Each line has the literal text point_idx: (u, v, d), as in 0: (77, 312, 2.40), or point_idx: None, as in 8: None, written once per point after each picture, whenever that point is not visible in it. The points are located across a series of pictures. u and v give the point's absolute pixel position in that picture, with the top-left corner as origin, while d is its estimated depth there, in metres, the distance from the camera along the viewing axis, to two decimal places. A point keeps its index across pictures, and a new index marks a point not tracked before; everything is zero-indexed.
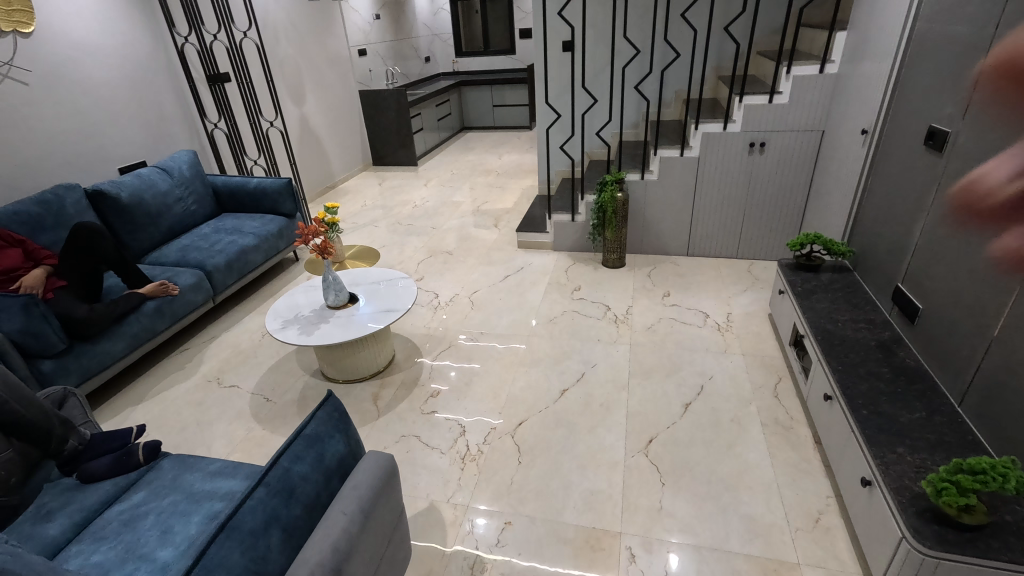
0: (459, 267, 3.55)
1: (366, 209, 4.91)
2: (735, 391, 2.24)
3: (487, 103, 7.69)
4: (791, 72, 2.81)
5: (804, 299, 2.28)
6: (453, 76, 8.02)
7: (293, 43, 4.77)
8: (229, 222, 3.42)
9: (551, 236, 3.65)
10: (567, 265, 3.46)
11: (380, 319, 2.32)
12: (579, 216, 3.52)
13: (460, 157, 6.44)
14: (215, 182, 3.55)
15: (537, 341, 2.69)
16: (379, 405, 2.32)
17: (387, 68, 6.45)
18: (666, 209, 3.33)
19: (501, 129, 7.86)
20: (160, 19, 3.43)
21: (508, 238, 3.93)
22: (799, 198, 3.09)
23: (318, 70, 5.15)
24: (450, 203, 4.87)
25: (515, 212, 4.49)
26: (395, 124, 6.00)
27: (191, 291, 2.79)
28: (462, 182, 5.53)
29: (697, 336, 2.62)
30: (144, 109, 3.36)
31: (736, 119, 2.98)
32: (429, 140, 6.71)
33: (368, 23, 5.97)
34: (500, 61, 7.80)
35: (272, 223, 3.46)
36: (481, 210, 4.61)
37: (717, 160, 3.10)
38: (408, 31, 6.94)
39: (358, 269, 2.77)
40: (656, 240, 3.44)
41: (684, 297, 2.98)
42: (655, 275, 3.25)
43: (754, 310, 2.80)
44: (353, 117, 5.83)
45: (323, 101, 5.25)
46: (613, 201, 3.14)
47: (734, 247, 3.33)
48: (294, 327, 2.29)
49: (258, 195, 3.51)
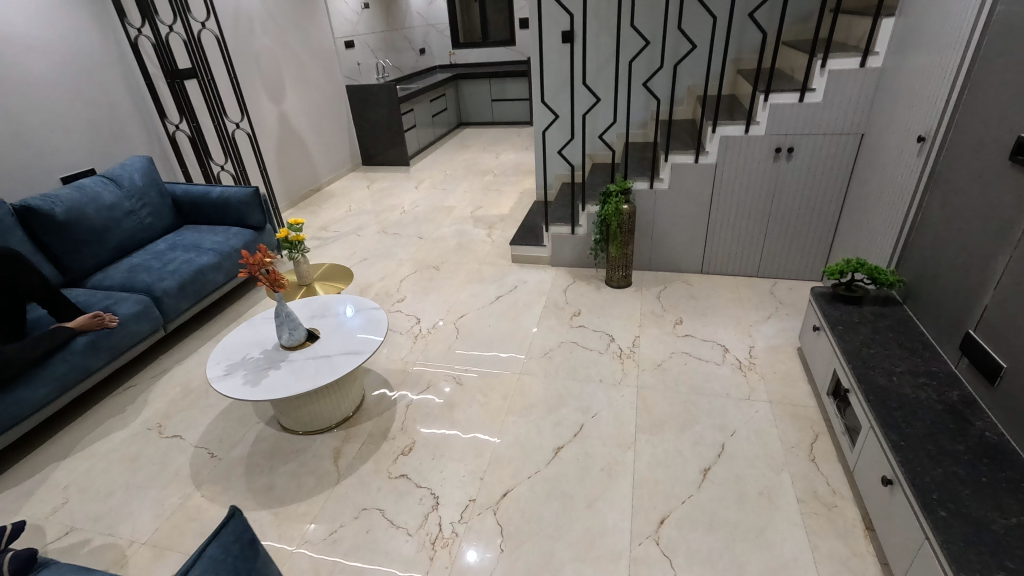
0: (446, 286, 3.19)
1: (351, 214, 4.54)
2: (764, 452, 1.87)
3: (485, 97, 7.28)
4: (826, 66, 2.40)
5: (846, 340, 1.90)
6: (450, 69, 7.62)
7: (270, 35, 4.39)
8: (189, 236, 3.07)
9: (549, 250, 3.27)
10: (566, 284, 3.09)
11: (341, 364, 1.95)
12: (580, 229, 3.14)
13: (455, 156, 6.05)
14: (174, 190, 3.20)
15: (530, 380, 2.32)
16: (340, 465, 1.97)
17: (377, 61, 6.06)
18: (678, 222, 2.94)
19: (501, 125, 7.45)
20: (108, 8, 3.06)
21: (502, 251, 3.56)
22: (832, 210, 2.69)
23: (299, 64, 4.76)
24: (441, 208, 4.49)
25: (511, 220, 4.11)
26: (385, 121, 5.62)
27: (134, 321, 2.44)
28: (456, 184, 5.14)
29: (715, 377, 2.25)
30: (92, 110, 3.01)
31: (760, 121, 2.59)
32: (422, 137, 6.33)
33: (356, 12, 5.58)
34: (499, 54, 7.40)
35: (237, 237, 3.10)
36: (475, 217, 4.23)
37: (737, 166, 2.71)
38: (401, 21, 6.54)
39: (324, 297, 2.40)
40: (665, 256, 3.06)
41: (700, 326, 2.59)
42: (666, 297, 2.87)
43: (780, 344, 2.42)
44: (340, 114, 5.45)
45: (306, 98, 4.88)
46: (618, 214, 2.76)
47: (755, 264, 2.95)
48: (239, 373, 1.93)
49: (222, 205, 3.16)
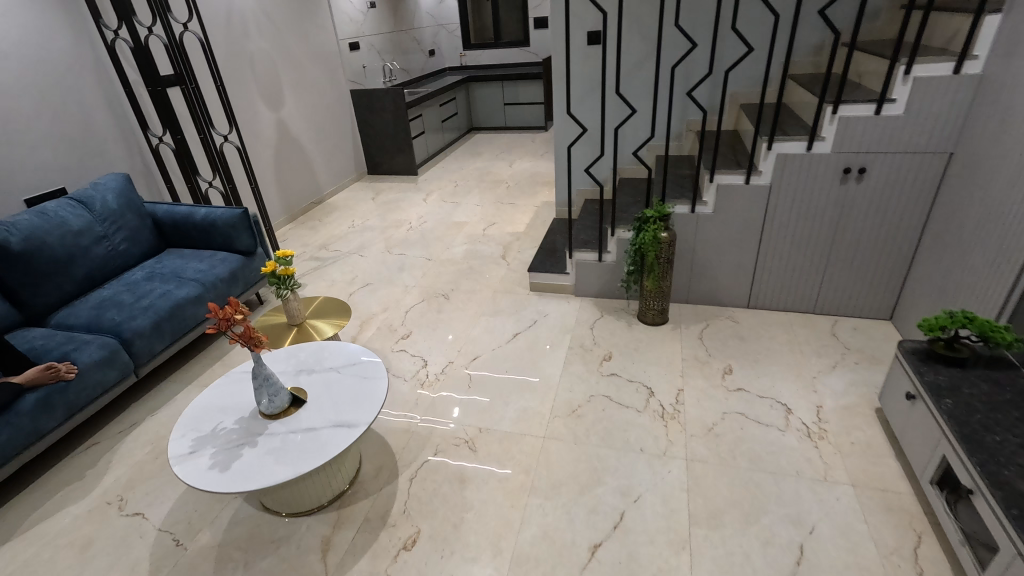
0: (456, 319, 2.83)
1: (354, 229, 4.20)
2: (855, 560, 1.49)
3: (497, 100, 6.92)
4: (911, 72, 2.01)
5: (959, 420, 1.51)
6: (461, 71, 7.27)
7: (267, 37, 4.06)
8: (170, 262, 2.74)
9: (572, 279, 2.91)
10: (593, 319, 2.72)
11: (330, 442, 1.59)
12: (607, 256, 2.77)
13: (466, 164, 5.70)
14: (155, 211, 2.87)
15: (556, 446, 1.96)
16: (330, 562, 1.62)
17: (384, 64, 5.73)
18: (722, 250, 2.57)
19: (513, 130, 7.09)
20: (81, 7, 2.74)
21: (519, 277, 3.20)
22: (909, 239, 2.31)
23: (299, 68, 4.44)
24: (452, 224, 4.14)
25: (528, 239, 3.75)
26: (392, 127, 5.28)
27: (98, 369, 2.11)
28: (467, 195, 4.78)
29: (780, 447, 1.87)
30: (61, 122, 2.68)
31: (826, 136, 2.20)
32: (431, 143, 5.98)
33: (362, 12, 5.25)
34: (513, 54, 7.03)
35: (223, 264, 2.76)
36: (488, 235, 3.87)
37: (797, 188, 2.33)
38: (409, 21, 6.21)
39: (315, 344, 2.05)
40: (706, 288, 2.69)
41: (753, 378, 2.22)
42: (709, 339, 2.49)
43: (854, 403, 2.04)
44: (343, 120, 5.13)
45: (306, 104, 4.55)
46: (656, 243, 2.39)
47: (812, 299, 2.57)
48: (207, 452, 1.58)
49: (207, 228, 2.82)
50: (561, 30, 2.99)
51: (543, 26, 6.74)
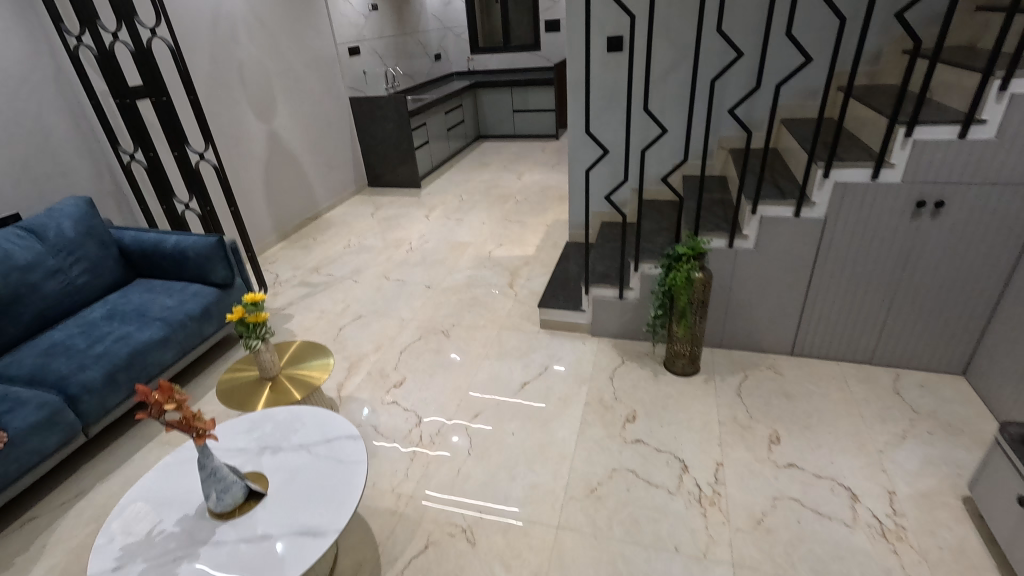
0: (456, 363, 2.50)
1: (350, 249, 3.88)
2: None
3: (506, 106, 6.60)
4: (1008, 89, 1.64)
5: None
6: (468, 75, 6.96)
7: (257, 42, 3.76)
8: (135, 297, 2.43)
9: (588, 317, 2.57)
10: (613, 366, 2.38)
11: (288, 557, 1.27)
12: (629, 294, 2.43)
13: (472, 175, 5.37)
14: (122, 237, 2.57)
15: (571, 541, 1.62)
16: None
17: (387, 69, 5.43)
18: (764, 290, 2.22)
19: (522, 137, 6.76)
20: (40, 11, 2.45)
21: (527, 311, 2.87)
22: (992, 284, 1.94)
23: (293, 76, 4.14)
24: (456, 244, 3.81)
25: (538, 264, 3.41)
26: (393, 137, 4.97)
27: (34, 434, 1.81)
28: (472, 211, 4.46)
29: (848, 551, 1.52)
30: (15, 140, 2.39)
31: (896, 163, 1.84)
32: (436, 153, 5.66)
33: (363, 15, 4.95)
34: (523, 58, 6.71)
35: (194, 299, 2.46)
36: (493, 258, 3.54)
37: (856, 222, 1.98)
38: (414, 24, 5.91)
39: (286, 410, 1.73)
40: (743, 331, 2.34)
41: (805, 450, 1.86)
42: (749, 395, 2.14)
43: (933, 490, 1.68)
44: (342, 130, 4.83)
45: (300, 114, 4.25)
46: (688, 285, 2.04)
47: (868, 348, 2.21)
48: (135, 568, 1.27)
49: (178, 258, 2.52)
50: (576, 35, 2.65)
51: (555, 28, 6.41)
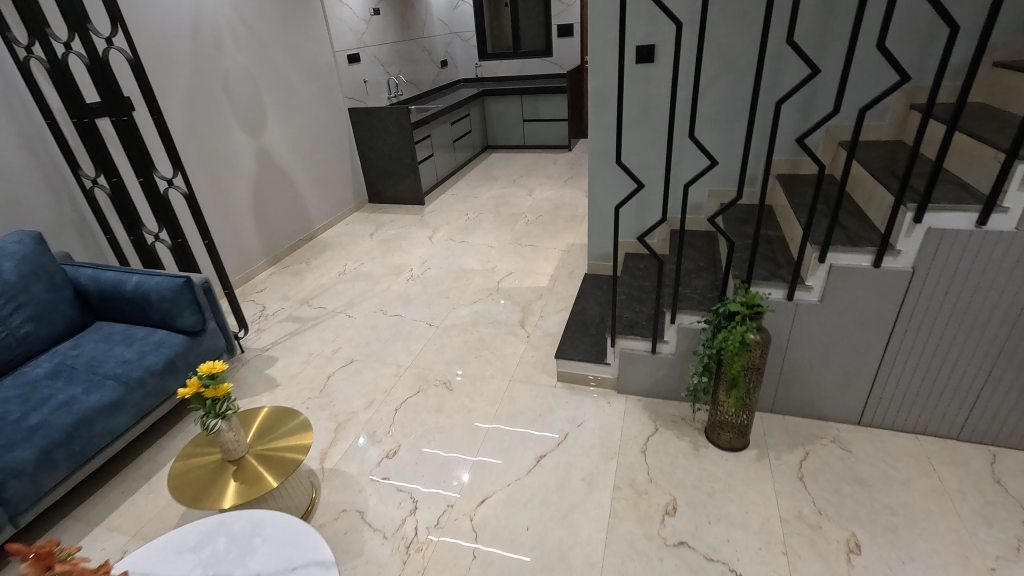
0: (460, 427, 2.15)
1: (345, 276, 3.55)
2: None
3: (515, 115, 6.26)
4: None
5: None
6: (475, 83, 6.63)
7: (245, 50, 3.44)
8: (89, 349, 2.10)
9: (614, 371, 2.21)
10: (645, 434, 2.02)
11: None
12: (664, 347, 2.07)
13: (479, 191, 5.03)
14: (77, 276, 2.24)
15: None
16: None
17: (390, 77, 5.11)
18: (829, 349, 1.85)
19: (532, 148, 6.42)
20: None
21: (541, 358, 2.51)
22: None
23: (286, 86, 3.82)
24: (461, 272, 3.47)
25: (552, 298, 3.06)
26: (395, 151, 4.65)
27: None
28: (480, 232, 4.11)
29: None
30: None
31: (1012, 208, 1.47)
32: (441, 166, 5.33)
33: (364, 20, 4.64)
34: (534, 65, 6.38)
35: (157, 351, 2.12)
36: (502, 290, 3.19)
37: (952, 275, 1.61)
38: (419, 30, 5.59)
39: (246, 515, 1.39)
40: (801, 395, 1.97)
41: (894, 564, 1.49)
42: (813, 479, 1.77)
43: None
44: (340, 144, 4.51)
45: (293, 127, 3.92)
46: (741, 353, 1.68)
47: (956, 421, 1.83)
48: None
49: (141, 302, 2.19)
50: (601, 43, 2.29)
51: (568, 34, 6.08)
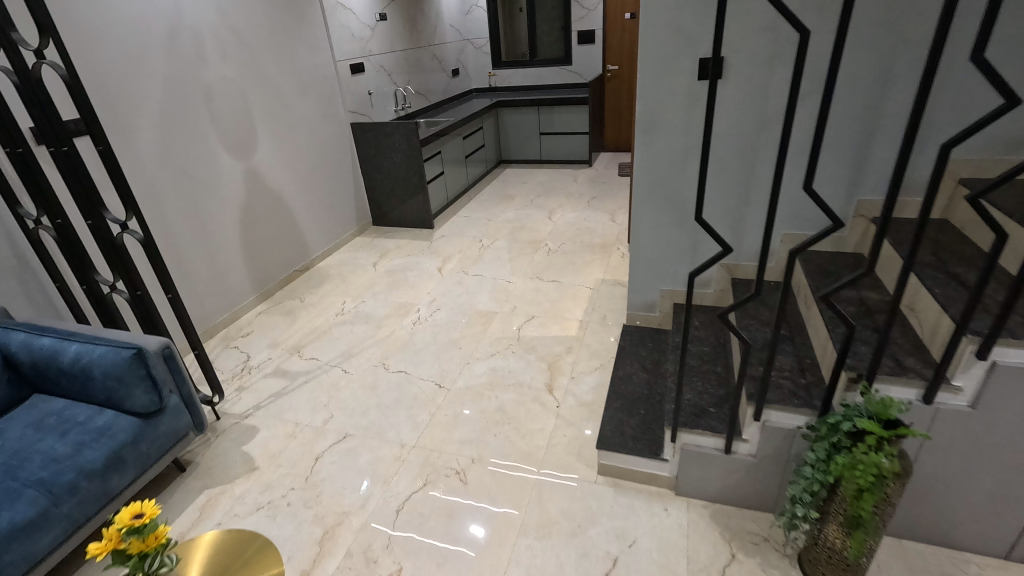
0: (481, 515, 1.78)
1: (344, 318, 3.12)
2: None
3: (532, 127, 5.83)
4: None
5: None
6: (489, 92, 6.21)
7: (234, 60, 3.03)
8: (14, 440, 1.67)
9: (672, 468, 1.75)
10: (717, 562, 1.56)
11: None
12: (741, 447, 1.61)
13: (494, 213, 4.59)
14: (8, 342, 1.81)
15: None
16: None
17: (398, 88, 4.70)
18: (977, 467, 1.38)
19: (549, 162, 5.97)
20: None
21: (576, 439, 2.05)
22: None
23: (281, 101, 3.41)
24: (475, 314, 3.02)
25: (583, 351, 2.60)
26: (402, 170, 4.22)
27: None
28: (495, 262, 3.67)
29: None
30: None
31: None
32: (452, 184, 4.90)
33: (369, 26, 4.23)
34: (552, 73, 5.95)
35: (97, 444, 1.68)
36: (524, 339, 2.74)
37: None
38: (429, 36, 5.19)
39: None
40: (928, 519, 1.50)
41: None
42: None
43: None
44: (342, 162, 4.09)
45: (288, 146, 3.51)
46: (875, 493, 1.19)
47: None
48: None
49: (83, 378, 1.76)
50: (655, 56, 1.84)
51: (589, 40, 5.67)
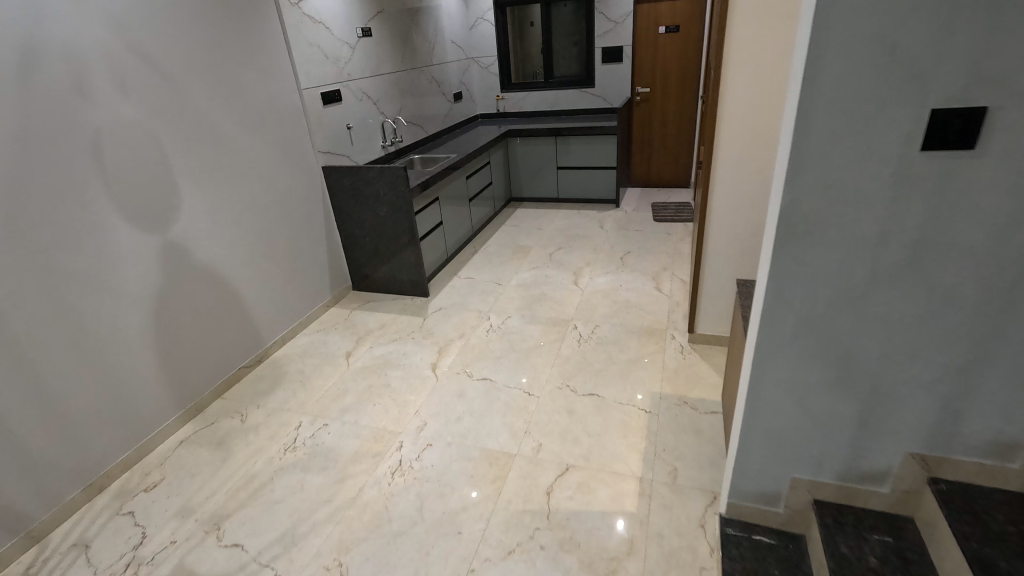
0: None
1: (295, 456, 2.19)
2: None
3: (548, 161, 4.94)
4: None
5: None
6: (497, 119, 5.34)
7: (142, 93, 2.15)
8: None
9: None
10: None
11: None
12: None
13: (504, 274, 3.68)
14: None
15: None
16: None
17: (386, 119, 3.82)
18: None
19: (568, 202, 5.08)
20: None
21: None
22: None
23: (220, 145, 2.54)
24: (481, 458, 2.08)
25: (653, 552, 1.65)
26: (389, 225, 3.32)
27: None
28: (508, 356, 2.73)
29: None
30: None
31: None
32: (453, 236, 3.99)
33: (347, 44, 3.36)
34: (571, 97, 5.07)
35: None
36: (557, 517, 1.80)
37: None
38: (425, 55, 4.32)
39: None
40: None
41: None
42: None
43: None
44: (312, 219, 3.21)
45: (230, 205, 2.62)
46: None
47: None
48: None
49: None
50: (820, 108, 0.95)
51: (616, 59, 4.79)
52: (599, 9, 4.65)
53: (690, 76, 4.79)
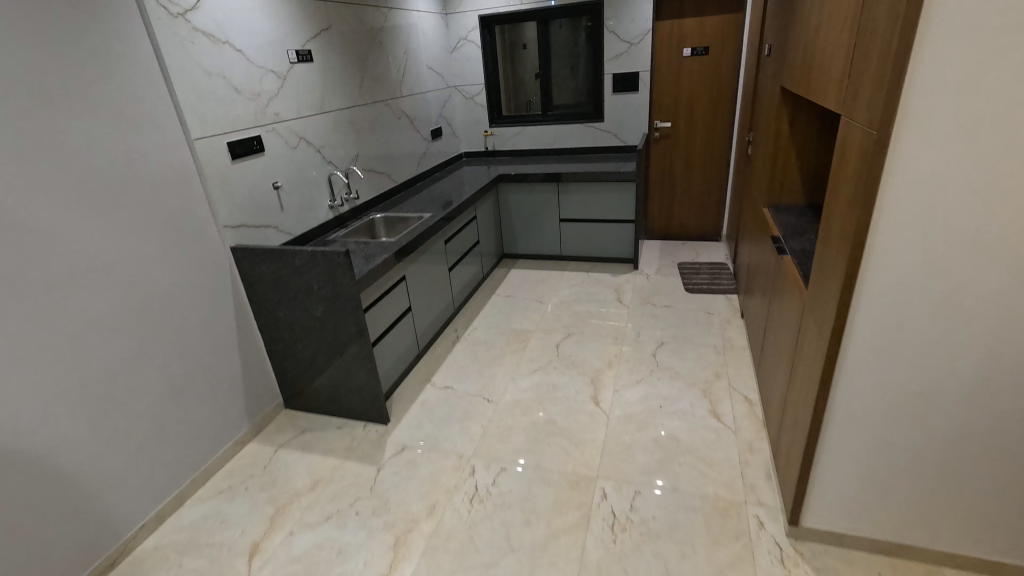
0: None
1: None
2: None
3: (549, 212, 3.98)
4: None
5: None
6: (485, 159, 4.40)
7: None
8: None
9: None
10: None
11: None
12: None
13: (496, 383, 2.68)
14: None
15: None
16: None
17: (335, 169, 2.85)
18: None
19: (574, 261, 4.12)
20: None
21: None
22: None
23: (24, 242, 1.55)
24: None
25: None
26: (331, 326, 2.31)
27: None
28: (503, 561, 1.72)
29: None
30: None
31: None
32: (426, 321, 2.99)
33: (273, 72, 2.41)
34: (575, 134, 4.14)
35: None
36: None
37: None
38: (392, 84, 3.38)
39: None
40: None
41: None
42: None
43: None
44: (216, 325, 2.22)
45: (46, 333, 1.61)
46: None
47: None
48: None
49: None
50: None
51: (631, 87, 3.89)
52: (610, 26, 3.77)
53: (723, 108, 3.89)
